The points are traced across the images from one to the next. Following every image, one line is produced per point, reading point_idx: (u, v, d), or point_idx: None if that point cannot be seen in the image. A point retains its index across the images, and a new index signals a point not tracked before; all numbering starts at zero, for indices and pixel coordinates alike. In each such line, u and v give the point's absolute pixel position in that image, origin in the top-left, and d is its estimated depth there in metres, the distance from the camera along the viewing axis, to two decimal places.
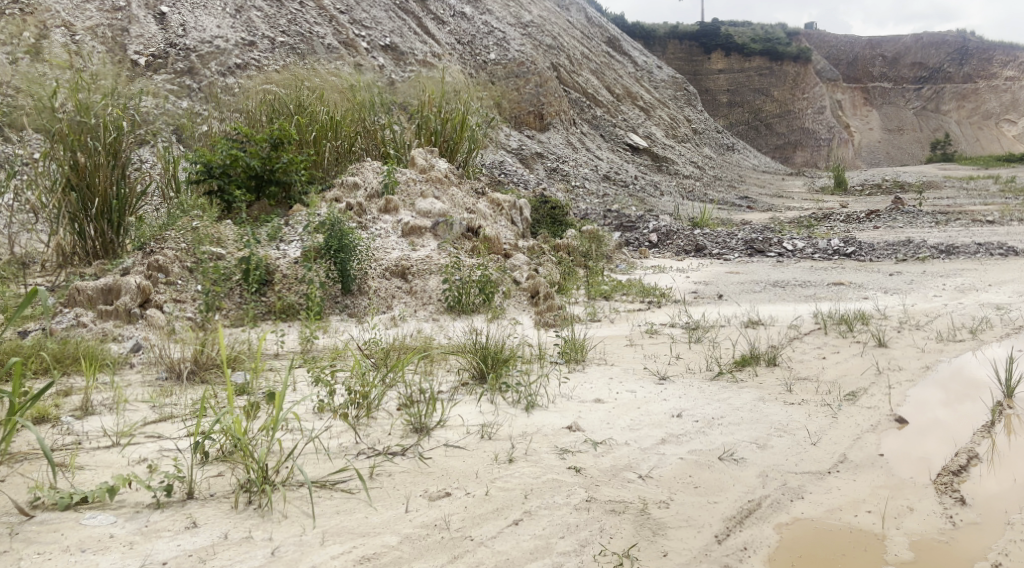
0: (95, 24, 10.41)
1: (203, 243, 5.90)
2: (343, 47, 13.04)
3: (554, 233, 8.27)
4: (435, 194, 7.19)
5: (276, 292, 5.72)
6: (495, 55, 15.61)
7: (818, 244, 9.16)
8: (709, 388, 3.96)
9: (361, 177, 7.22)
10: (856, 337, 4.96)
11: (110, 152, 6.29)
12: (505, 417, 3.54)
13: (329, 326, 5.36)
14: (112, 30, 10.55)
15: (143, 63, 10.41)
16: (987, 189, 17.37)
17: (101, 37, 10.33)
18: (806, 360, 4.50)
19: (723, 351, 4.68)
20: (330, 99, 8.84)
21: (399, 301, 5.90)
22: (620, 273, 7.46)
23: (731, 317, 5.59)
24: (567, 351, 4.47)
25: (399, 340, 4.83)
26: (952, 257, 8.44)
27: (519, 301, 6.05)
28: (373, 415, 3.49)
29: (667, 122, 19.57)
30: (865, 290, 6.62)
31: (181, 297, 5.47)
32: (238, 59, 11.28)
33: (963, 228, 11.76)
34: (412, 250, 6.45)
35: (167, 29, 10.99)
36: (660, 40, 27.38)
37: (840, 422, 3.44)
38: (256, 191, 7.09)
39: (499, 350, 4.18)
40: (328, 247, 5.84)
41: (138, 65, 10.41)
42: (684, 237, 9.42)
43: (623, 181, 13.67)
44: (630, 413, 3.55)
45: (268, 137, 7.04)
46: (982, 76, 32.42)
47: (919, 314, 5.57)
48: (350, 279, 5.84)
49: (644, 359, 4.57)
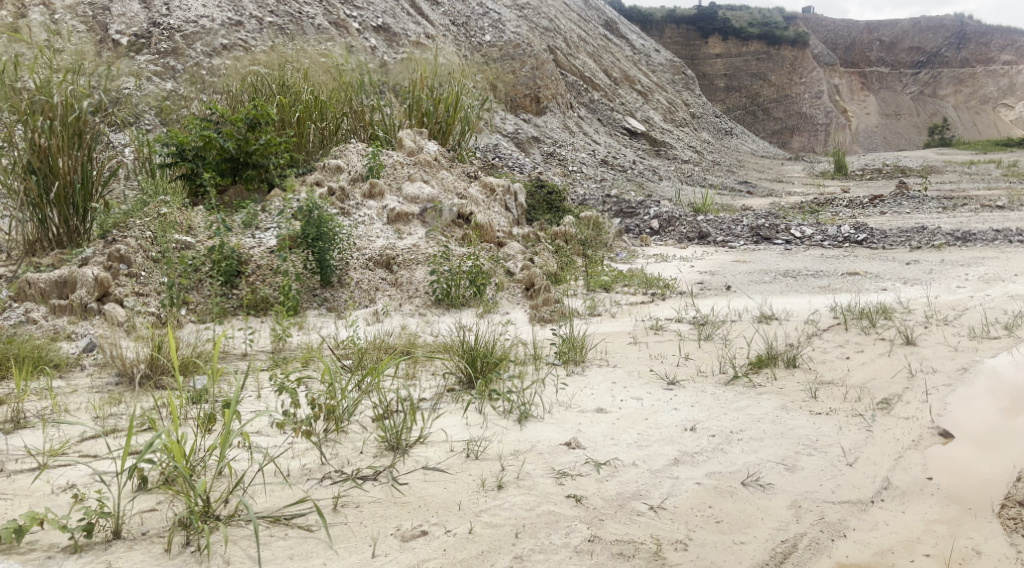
0: (75, 3, 9.98)
1: (168, 231, 5.44)
2: (333, 28, 12.51)
3: (551, 220, 7.82)
4: (425, 177, 6.74)
5: (249, 284, 5.29)
6: (490, 36, 15.07)
7: (827, 230, 8.72)
8: (723, 394, 3.53)
9: (344, 160, 6.77)
10: (881, 333, 4.52)
11: (71, 131, 5.76)
12: (494, 431, 3.11)
13: (304, 322, 4.93)
14: (92, 9, 10.10)
15: (124, 43, 9.94)
16: (989, 173, 16.96)
17: (81, 16, 9.94)
18: (829, 360, 4.07)
19: (737, 350, 4.25)
20: (315, 79, 8.37)
21: (383, 293, 5.46)
22: (621, 262, 7.04)
23: (742, 311, 5.16)
24: (565, 351, 4.05)
25: (381, 338, 4.41)
26: (969, 244, 8.02)
27: (513, 294, 5.60)
28: (343, 431, 3.07)
29: (665, 106, 19.09)
30: (882, 280, 6.18)
31: (143, 290, 5.03)
32: (225, 39, 10.71)
33: (972, 213, 11.33)
34: (398, 238, 6.00)
35: (149, 7, 10.50)
36: (658, 24, 26.81)
37: (877, 435, 3.01)
38: (231, 174, 6.63)
39: (489, 351, 3.75)
40: (305, 235, 5.38)
41: (118, 45, 9.91)
42: (688, 223, 8.99)
43: (621, 166, 13.21)
44: (636, 426, 3.13)
45: (244, 117, 6.56)
46: (979, 61, 31.97)
47: (945, 307, 5.13)
48: (329, 270, 5.39)
49: (650, 359, 4.14)
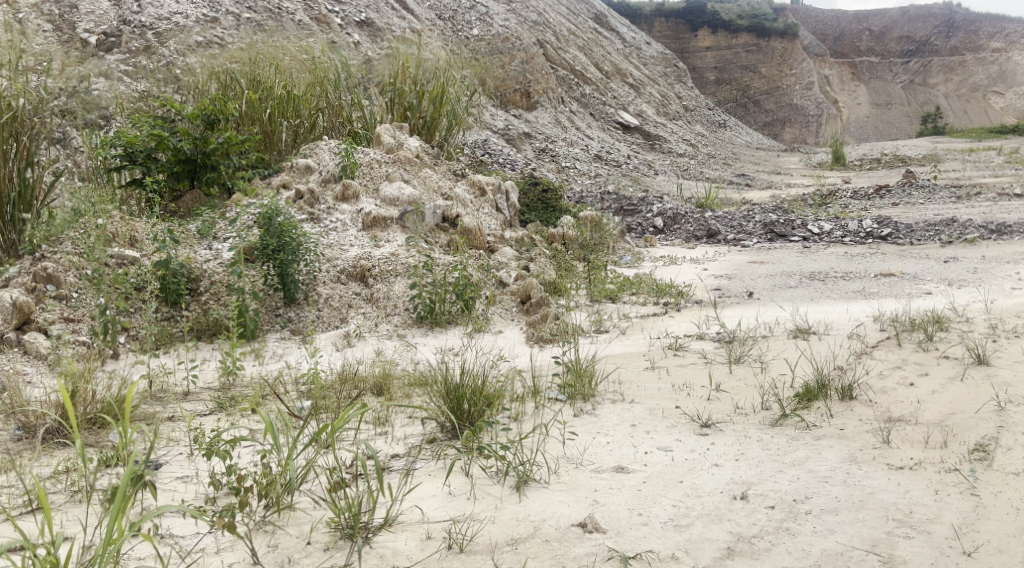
0: (40, 2, 9.27)
1: (108, 243, 4.62)
2: (315, 23, 11.70)
3: (547, 221, 7.09)
4: (404, 177, 6.02)
5: (202, 305, 4.56)
6: (478, 30, 14.38)
7: (848, 225, 7.99)
8: (774, 441, 2.82)
9: (315, 159, 6.03)
10: (945, 351, 3.82)
11: (6, 133, 4.97)
12: (485, 505, 2.39)
13: (263, 350, 4.20)
14: (59, 7, 9.36)
15: (93, 43, 9.18)
16: (992, 161, 16.21)
17: (46, 15, 9.20)
18: (890, 389, 3.36)
19: (778, 377, 3.52)
20: (286, 70, 7.59)
21: (356, 312, 4.72)
22: (626, 267, 6.30)
23: (773, 324, 4.44)
24: (571, 385, 3.35)
25: (351, 371, 3.69)
26: (1006, 238, 7.29)
27: (507, 308, 4.88)
28: (288, 509, 2.33)
29: (658, 99, 18.48)
30: (923, 283, 5.48)
31: (73, 316, 4.24)
32: (200, 37, 9.89)
33: (990, 203, 10.62)
34: (374, 246, 5.26)
35: (120, 5, 9.73)
36: (647, 18, 26.10)
37: (990, 503, 2.33)
38: (188, 177, 5.90)
39: (478, 389, 3.03)
40: (264, 246, 4.63)
41: (85, 45, 9.16)
42: (695, 221, 8.26)
43: (615, 161, 12.49)
44: (671, 493, 2.43)
45: (200, 112, 5.84)
46: (969, 48, 30.84)
47: (1008, 315, 4.43)
48: (293, 286, 4.64)
49: (674, 392, 3.41)
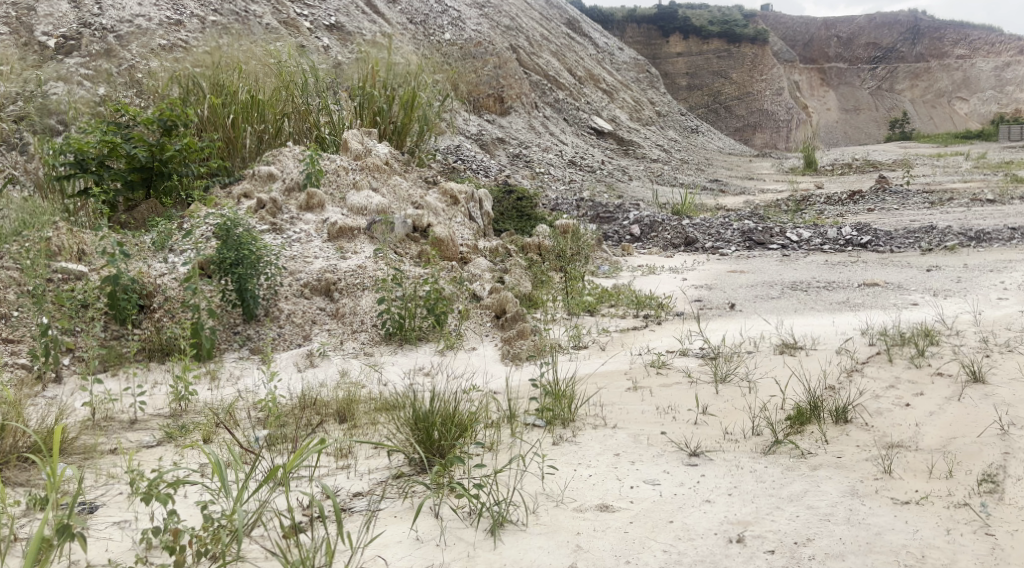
0: None
1: (52, 257, 4.34)
2: (283, 27, 11.39)
3: (521, 230, 6.88)
4: (373, 185, 5.78)
5: (155, 322, 4.29)
6: (450, 35, 14.11)
7: (827, 232, 7.85)
8: (767, 470, 2.63)
9: (278, 166, 5.77)
10: (939, 367, 3.64)
11: None
12: (458, 553, 2.21)
13: (219, 372, 3.95)
14: (15, 9, 8.97)
15: (52, 46, 8.81)
16: (961, 166, 16.25)
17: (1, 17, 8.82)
18: (886, 410, 3.18)
19: (767, 398, 3.33)
20: (250, 74, 7.30)
21: (320, 328, 4.48)
22: (604, 278, 6.10)
23: (758, 339, 4.25)
24: (550, 410, 3.13)
25: (314, 396, 3.45)
26: (985, 246, 7.18)
27: (480, 323, 4.64)
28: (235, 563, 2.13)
29: (631, 104, 18.37)
30: (909, 293, 5.32)
31: (12, 337, 3.95)
32: (164, 40, 9.57)
33: (964, 209, 10.56)
34: (340, 258, 5.00)
35: (81, 7, 9.35)
36: (619, 24, 26.10)
37: (1009, 546, 2.19)
38: (144, 186, 5.61)
39: (449, 416, 2.80)
40: (222, 260, 4.35)
41: (44, 48, 8.79)
42: (672, 228, 8.08)
43: (589, 167, 12.31)
44: (661, 536, 2.26)
45: (157, 118, 5.60)
46: (934, 55, 31.21)
47: (999, 327, 4.27)
48: (252, 301, 4.38)
49: (659, 415, 3.20)
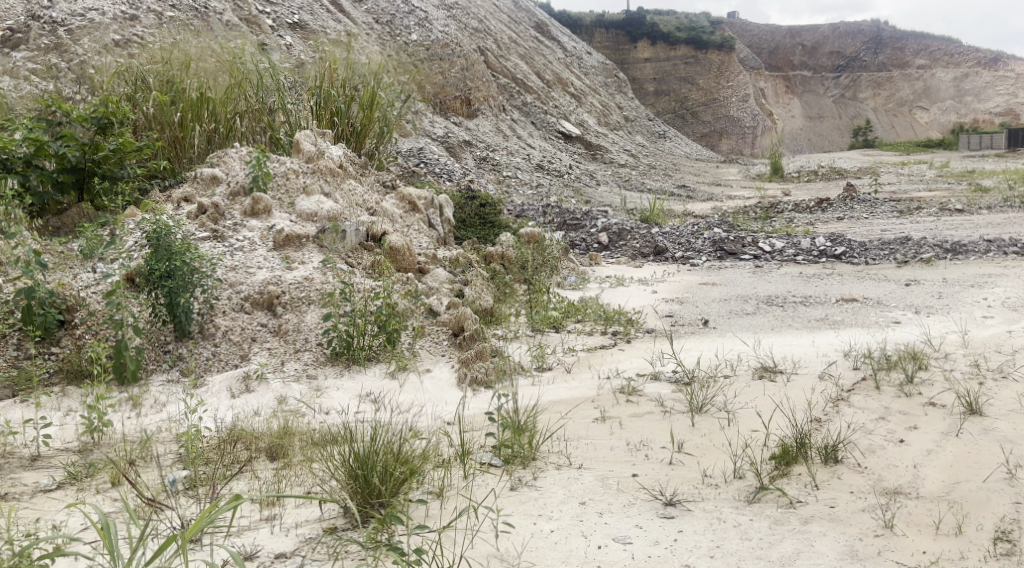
0: None
1: None
2: (244, 24, 10.93)
3: (484, 238, 6.53)
4: (325, 189, 5.36)
5: (75, 340, 3.87)
6: (416, 36, 13.58)
7: (800, 242, 7.59)
8: (753, 524, 2.35)
9: (223, 168, 5.34)
10: (932, 396, 3.34)
11: None
12: None
13: (143, 397, 3.55)
14: None
15: None
16: (925, 174, 16.17)
17: None
18: (880, 445, 2.87)
19: (749, 434, 3.00)
20: (202, 71, 6.87)
21: (259, 347, 4.08)
22: (570, 290, 5.78)
23: (736, 363, 3.92)
24: (508, 447, 2.77)
25: (246, 429, 3.05)
26: (960, 258, 6.96)
27: (436, 341, 4.27)
28: None
29: (599, 109, 18.12)
30: (889, 309, 5.06)
31: None
32: (117, 35, 9.07)
33: (934, 219, 10.40)
34: (286, 268, 4.58)
35: None
36: (588, 28, 25.85)
37: None
38: (75, 189, 5.15)
39: (392, 459, 2.45)
40: (150, 272, 3.94)
41: None
42: (641, 237, 7.79)
43: (557, 171, 11.99)
44: None
45: (90, 115, 5.14)
46: (896, 65, 31.39)
47: (990, 350, 4.00)
48: (185, 317, 3.98)
49: (629, 453, 2.87)
